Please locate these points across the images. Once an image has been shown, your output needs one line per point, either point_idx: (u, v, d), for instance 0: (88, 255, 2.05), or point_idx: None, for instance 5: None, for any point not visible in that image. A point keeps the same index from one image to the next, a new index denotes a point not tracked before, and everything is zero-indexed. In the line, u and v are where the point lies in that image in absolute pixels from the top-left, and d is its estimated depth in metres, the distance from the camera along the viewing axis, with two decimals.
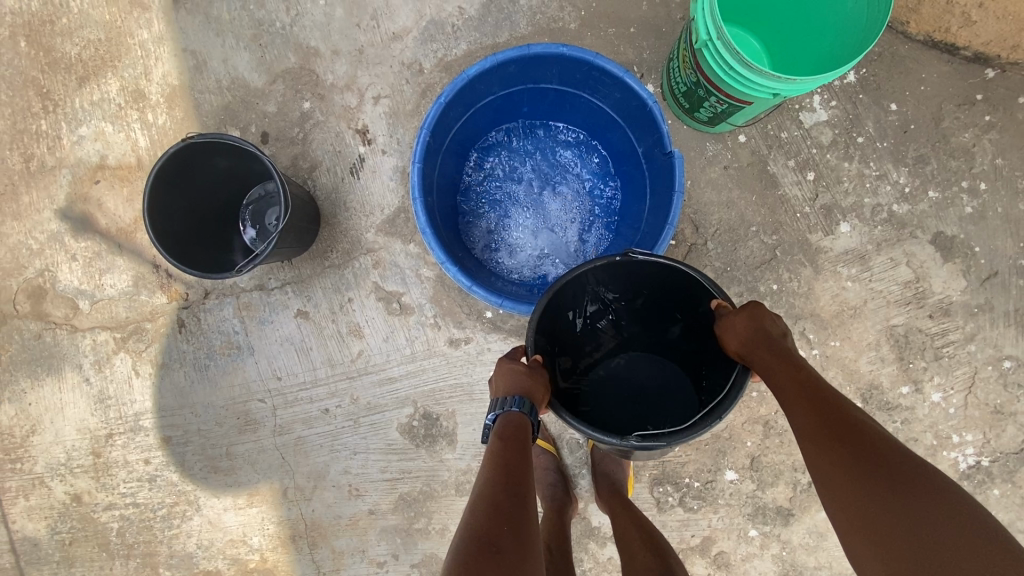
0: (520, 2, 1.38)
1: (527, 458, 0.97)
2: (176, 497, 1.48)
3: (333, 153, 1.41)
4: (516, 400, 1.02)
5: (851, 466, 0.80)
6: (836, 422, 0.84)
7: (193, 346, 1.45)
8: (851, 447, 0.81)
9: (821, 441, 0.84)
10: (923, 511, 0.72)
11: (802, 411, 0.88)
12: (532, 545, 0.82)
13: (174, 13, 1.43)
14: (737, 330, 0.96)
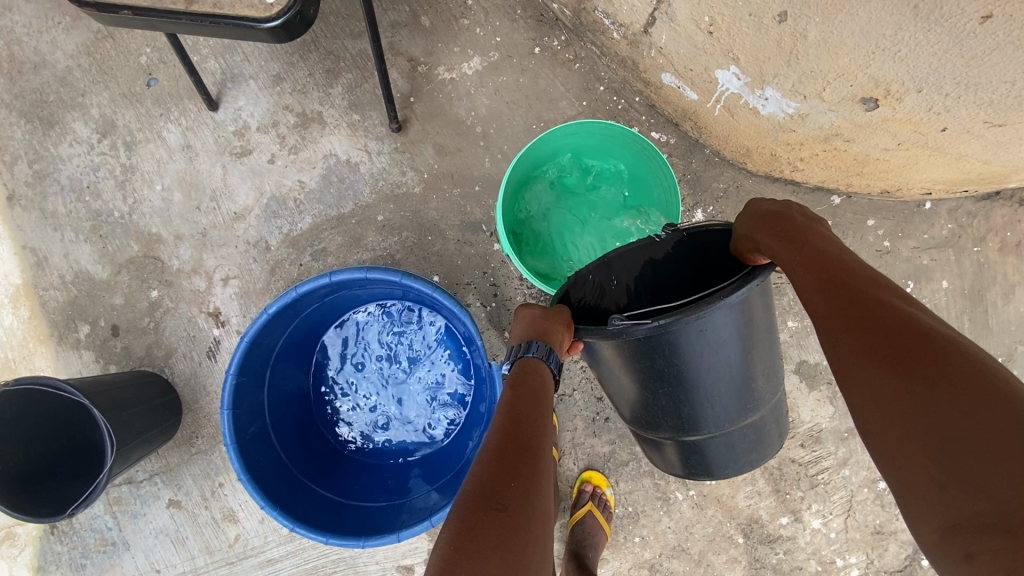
0: (361, 170, 1.35)
1: (543, 406, 0.86)
2: None
3: (187, 338, 1.38)
4: (533, 343, 0.93)
5: (854, 332, 0.66)
6: (842, 282, 0.72)
7: (68, 546, 1.41)
8: (857, 309, 0.68)
9: (827, 308, 0.71)
10: (932, 376, 0.57)
11: (807, 278, 0.76)
12: (541, 513, 0.69)
13: (9, 210, 1.39)
14: (749, 220, 0.87)
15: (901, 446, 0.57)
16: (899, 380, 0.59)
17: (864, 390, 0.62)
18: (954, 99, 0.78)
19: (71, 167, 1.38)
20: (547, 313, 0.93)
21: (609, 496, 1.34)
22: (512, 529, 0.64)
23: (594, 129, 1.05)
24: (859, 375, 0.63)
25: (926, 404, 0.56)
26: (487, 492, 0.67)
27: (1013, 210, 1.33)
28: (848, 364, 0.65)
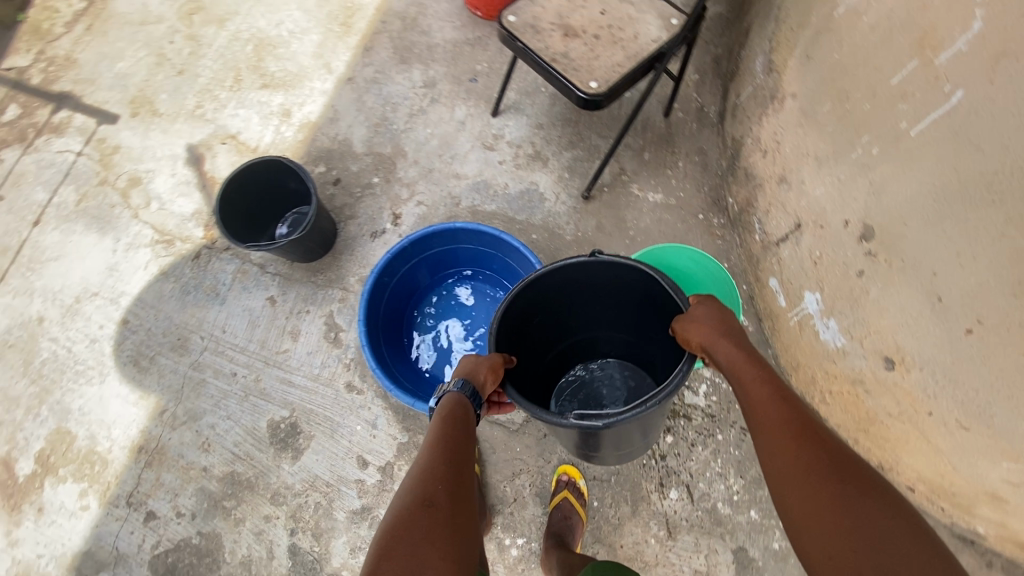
0: (545, 203, 1.86)
1: (467, 426, 1.05)
2: (95, 368, 1.80)
3: (370, 216, 1.90)
4: (460, 385, 1.07)
5: (807, 452, 0.81)
6: (782, 395, 0.89)
7: (193, 274, 1.87)
8: (797, 425, 0.84)
9: (772, 422, 0.86)
10: (863, 495, 0.75)
11: (751, 384, 0.91)
12: (463, 514, 0.91)
13: (342, 84, 2.07)
14: (692, 319, 1.01)
15: (849, 560, 0.71)
16: (847, 499, 0.75)
17: (803, 494, 0.78)
18: (942, 389, 1.11)
19: (393, 87, 2.05)
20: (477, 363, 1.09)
21: (583, 485, 1.58)
22: (443, 523, 0.88)
23: (708, 266, 1.52)
24: (800, 491, 0.78)
25: (855, 513, 0.74)
26: (423, 504, 0.89)
27: (980, 565, 1.48)
28: (783, 471, 0.81)
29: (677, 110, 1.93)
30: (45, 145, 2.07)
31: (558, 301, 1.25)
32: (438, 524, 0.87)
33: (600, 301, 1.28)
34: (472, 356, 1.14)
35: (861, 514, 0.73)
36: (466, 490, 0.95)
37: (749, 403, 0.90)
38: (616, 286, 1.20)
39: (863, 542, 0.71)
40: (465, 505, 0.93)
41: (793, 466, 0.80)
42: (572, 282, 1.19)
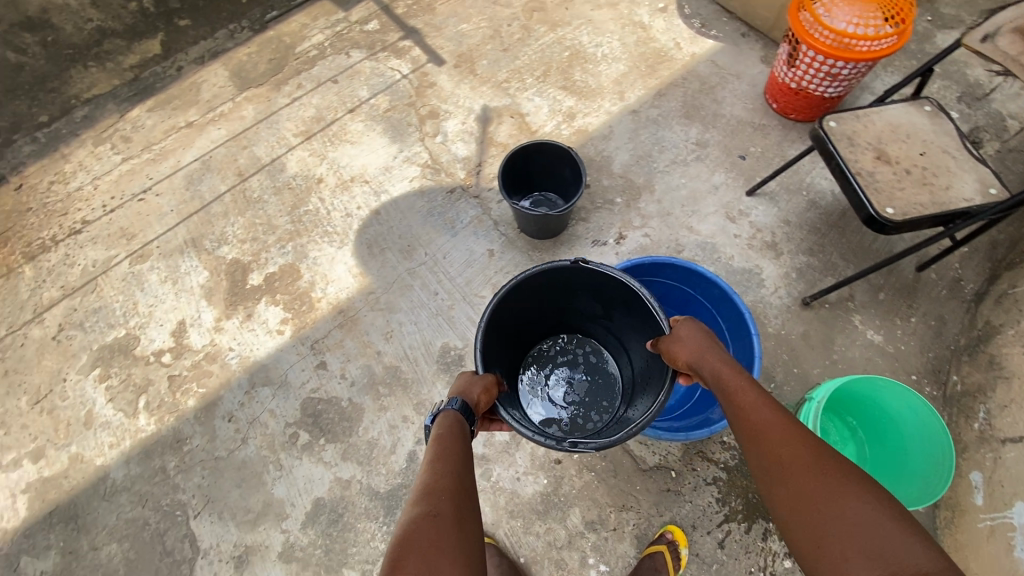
0: (762, 290, 1.91)
1: (462, 445, 1.19)
2: (340, 235, 2.16)
3: (601, 226, 2.06)
4: (454, 404, 1.29)
5: (784, 453, 0.97)
6: (768, 406, 1.07)
7: (442, 202, 2.19)
8: (779, 433, 1.01)
9: (757, 430, 1.03)
10: (836, 481, 0.89)
11: (742, 402, 1.10)
12: (466, 523, 0.99)
13: (628, 110, 2.28)
14: (682, 345, 1.26)
15: (826, 548, 0.83)
16: (821, 491, 0.89)
17: (779, 489, 0.94)
18: None
19: (669, 132, 2.22)
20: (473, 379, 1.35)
21: (684, 555, 1.55)
22: (450, 525, 0.96)
23: (927, 421, 1.39)
24: (782, 484, 0.94)
25: (823, 499, 0.88)
26: (425, 508, 0.98)
27: None
28: (770, 469, 0.98)
29: (931, 271, 1.90)
30: (384, 60, 2.51)
31: (559, 285, 1.53)
32: (448, 524, 0.96)
33: (589, 293, 1.57)
34: (466, 379, 1.38)
35: (827, 492, 0.88)
36: (470, 508, 1.04)
37: (737, 414, 1.09)
38: (611, 290, 1.46)
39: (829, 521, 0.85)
40: (469, 518, 1.01)
41: (775, 471, 0.97)
42: (558, 275, 1.46)
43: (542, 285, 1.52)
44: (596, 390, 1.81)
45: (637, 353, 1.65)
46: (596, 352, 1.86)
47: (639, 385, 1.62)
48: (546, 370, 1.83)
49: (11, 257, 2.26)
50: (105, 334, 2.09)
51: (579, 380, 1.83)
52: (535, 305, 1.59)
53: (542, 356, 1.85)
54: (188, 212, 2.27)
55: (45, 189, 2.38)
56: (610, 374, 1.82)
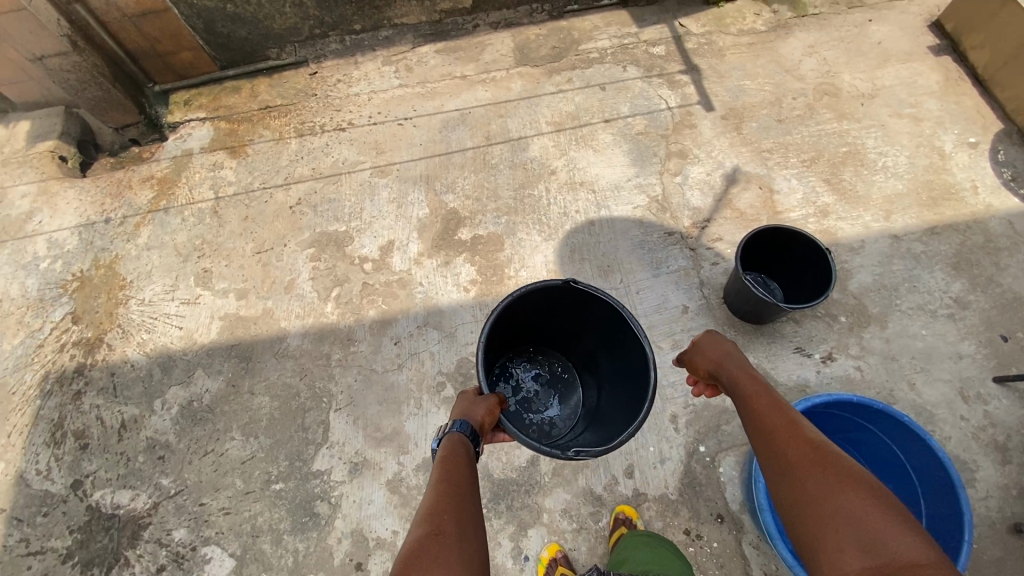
0: (969, 490, 1.66)
1: (465, 464, 1.38)
2: (551, 229, 2.23)
3: (810, 336, 1.92)
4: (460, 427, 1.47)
5: (788, 448, 1.12)
6: (775, 413, 1.23)
7: (657, 239, 2.16)
8: (787, 430, 1.17)
9: (764, 432, 1.21)
10: (830, 471, 1.03)
11: (760, 404, 1.28)
12: (468, 539, 1.16)
13: (888, 233, 2.09)
14: (708, 353, 1.52)
15: (821, 538, 0.97)
16: (818, 486, 1.02)
17: (784, 488, 1.08)
18: None
19: (926, 274, 2.00)
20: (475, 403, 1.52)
21: None
22: (448, 540, 1.14)
23: None
24: (786, 485, 1.08)
25: (818, 493, 1.02)
26: (431, 526, 1.16)
27: None
28: (776, 468, 1.13)
29: None
30: (656, 85, 2.53)
31: (547, 301, 1.74)
32: (448, 541, 1.13)
33: (582, 311, 1.78)
34: (469, 400, 1.58)
35: (821, 482, 1.03)
36: (471, 527, 1.21)
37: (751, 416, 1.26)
38: (593, 307, 1.69)
39: (824, 517, 0.98)
40: (469, 534, 1.19)
41: (780, 467, 1.12)
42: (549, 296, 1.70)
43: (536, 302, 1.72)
44: (564, 397, 2.06)
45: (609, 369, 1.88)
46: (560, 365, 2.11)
47: (609, 390, 1.87)
48: (512, 380, 2.04)
49: (285, 129, 2.61)
50: (328, 223, 2.35)
51: (546, 391, 2.07)
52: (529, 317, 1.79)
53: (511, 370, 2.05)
54: (433, 151, 2.47)
55: (332, 84, 2.72)
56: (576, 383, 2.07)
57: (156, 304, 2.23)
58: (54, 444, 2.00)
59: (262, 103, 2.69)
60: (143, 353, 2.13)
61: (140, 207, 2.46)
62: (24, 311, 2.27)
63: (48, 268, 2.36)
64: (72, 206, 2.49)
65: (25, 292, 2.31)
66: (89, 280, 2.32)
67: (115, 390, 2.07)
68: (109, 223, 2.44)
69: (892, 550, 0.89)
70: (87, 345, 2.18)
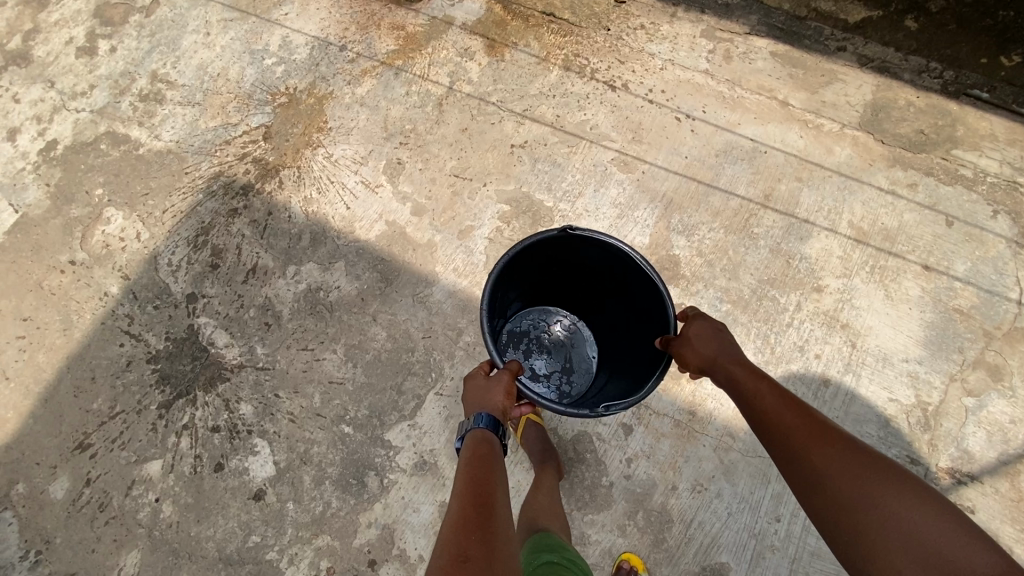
0: None
1: (488, 467, 1.30)
2: (772, 354, 1.74)
3: None
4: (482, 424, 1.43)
5: (809, 449, 1.10)
6: (788, 411, 1.20)
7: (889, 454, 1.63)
8: (809, 430, 1.14)
9: (783, 436, 1.16)
10: (871, 474, 1.01)
11: (769, 407, 1.23)
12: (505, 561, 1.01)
13: None
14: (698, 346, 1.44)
15: (881, 556, 0.92)
16: (860, 495, 0.99)
17: (817, 495, 1.04)
18: None
19: None
20: (491, 386, 1.48)
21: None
22: (484, 563, 0.97)
23: None
24: (827, 489, 1.03)
25: (860, 498, 0.99)
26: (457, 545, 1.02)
27: None
28: (807, 470, 1.09)
29: None
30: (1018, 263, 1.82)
31: (549, 254, 1.71)
32: (477, 564, 0.97)
33: (580, 259, 1.74)
34: (479, 385, 1.57)
35: (868, 490, 0.99)
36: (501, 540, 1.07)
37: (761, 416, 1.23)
38: (599, 254, 1.68)
39: (875, 527, 0.95)
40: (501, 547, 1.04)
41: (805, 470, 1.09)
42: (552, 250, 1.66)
43: (542, 253, 1.69)
44: (570, 351, 2.06)
45: (613, 316, 1.90)
46: (556, 320, 2.10)
47: (619, 335, 1.89)
48: (518, 344, 2.03)
49: (555, 51, 2.19)
50: (539, 187, 2.00)
51: (552, 349, 2.06)
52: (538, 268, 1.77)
53: (517, 335, 2.04)
54: (695, 174, 1.97)
55: (632, 25, 2.20)
56: (576, 333, 2.08)
57: (339, 167, 2.06)
58: (193, 246, 1.98)
59: (547, 5, 2.25)
60: (303, 210, 2.00)
61: (377, 53, 2.23)
62: (232, 99, 2.19)
63: (269, 67, 2.24)
64: (320, 15, 2.31)
65: (240, 80, 2.22)
66: (296, 102, 2.18)
67: (263, 231, 1.98)
68: (341, 54, 2.24)
69: (948, 552, 0.88)
70: (263, 168, 2.07)
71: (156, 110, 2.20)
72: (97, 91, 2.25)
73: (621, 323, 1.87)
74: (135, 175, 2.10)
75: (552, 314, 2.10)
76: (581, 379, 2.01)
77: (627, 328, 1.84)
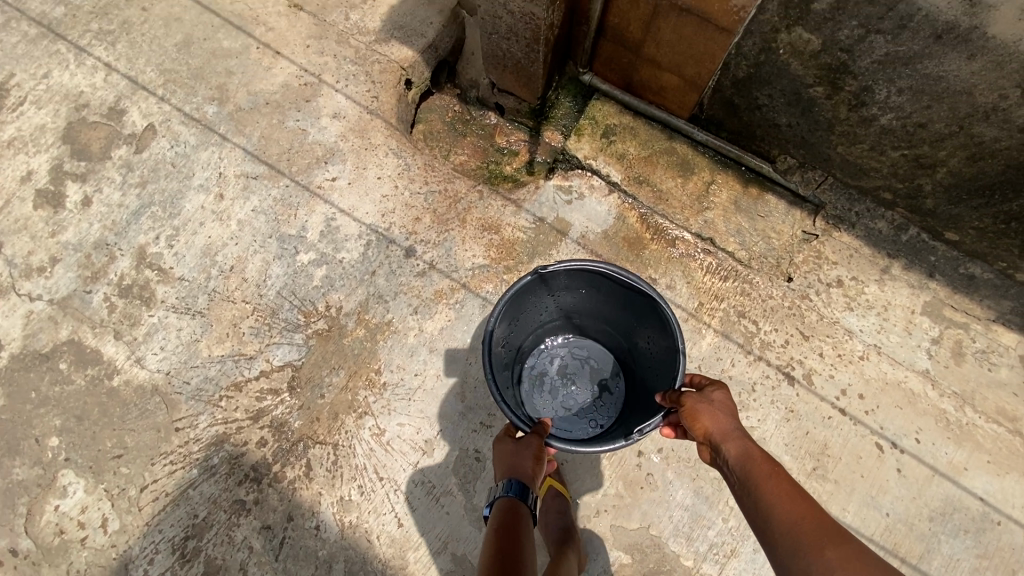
0: None
1: (518, 544, 1.07)
2: None
3: None
4: (512, 489, 1.16)
5: (823, 564, 0.78)
6: (801, 511, 0.87)
7: None
8: (826, 539, 0.82)
9: (794, 543, 0.83)
10: None
11: (774, 494, 0.90)
12: None
13: None
14: (703, 407, 1.07)
15: None
16: None
17: None
18: None
19: None
20: (523, 449, 1.19)
21: None
22: None
23: None
24: None
25: None
26: None
27: None
28: None
29: None
30: None
31: (524, 299, 1.39)
32: None
33: (562, 283, 1.41)
34: (499, 445, 1.26)
35: None
36: None
37: (771, 507, 0.89)
38: (580, 276, 1.38)
39: None
40: None
41: None
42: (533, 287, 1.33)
43: (523, 297, 1.38)
44: (587, 372, 1.61)
45: (615, 324, 1.52)
46: (559, 351, 1.64)
47: (631, 344, 1.51)
48: (542, 391, 1.59)
49: (709, 302, 1.55)
50: (676, 530, 1.40)
51: (577, 378, 1.60)
52: (524, 311, 1.44)
53: (536, 377, 1.60)
54: (898, 546, 1.40)
55: (825, 279, 1.56)
56: (584, 353, 1.63)
57: (392, 454, 1.45)
58: (178, 557, 1.40)
59: (705, 226, 1.60)
60: (338, 520, 1.41)
61: (459, 268, 1.59)
62: (248, 312, 1.56)
63: (303, 266, 1.59)
64: (382, 190, 1.64)
65: (261, 282, 1.58)
66: (339, 331, 1.54)
67: (279, 549, 1.40)
68: (408, 260, 1.60)
69: None
70: (284, 439, 1.47)
71: (140, 316, 1.56)
72: (60, 270, 1.60)
73: (624, 328, 1.51)
74: (105, 420, 1.49)
75: (550, 345, 1.64)
76: (617, 398, 1.56)
77: (629, 328, 1.49)
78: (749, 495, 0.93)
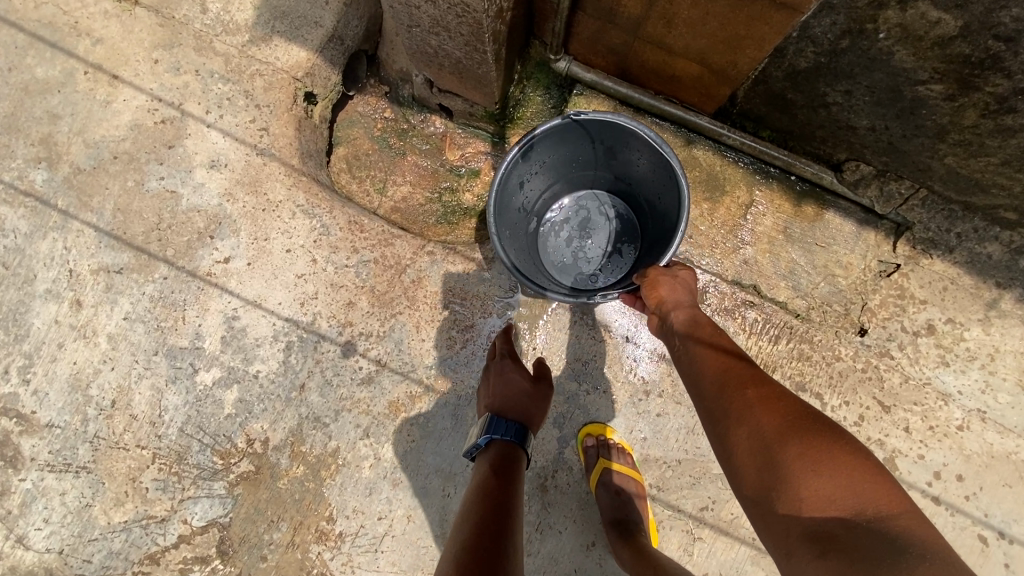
0: None
1: (509, 487, 0.92)
2: None
3: None
4: (510, 434, 1.01)
5: (743, 392, 0.79)
6: (733, 360, 0.85)
7: None
8: (751, 377, 0.81)
9: (722, 377, 0.83)
10: (815, 437, 0.70)
11: (708, 343, 0.88)
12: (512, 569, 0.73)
13: None
14: (662, 277, 0.99)
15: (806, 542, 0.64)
16: (797, 459, 0.69)
17: (742, 455, 0.74)
18: None
19: None
20: (513, 381, 1.06)
21: None
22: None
23: None
24: (751, 452, 0.73)
25: (795, 468, 0.68)
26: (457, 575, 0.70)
27: None
28: (734, 425, 0.77)
29: None
30: None
31: (548, 145, 1.09)
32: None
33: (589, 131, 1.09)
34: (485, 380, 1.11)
35: (807, 452, 0.69)
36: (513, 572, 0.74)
37: (703, 362, 0.86)
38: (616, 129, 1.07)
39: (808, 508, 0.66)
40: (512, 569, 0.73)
41: (733, 415, 0.77)
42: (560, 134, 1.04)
43: (541, 138, 1.09)
44: (611, 233, 1.25)
45: (638, 186, 1.18)
46: (585, 203, 1.27)
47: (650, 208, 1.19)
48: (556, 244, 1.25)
49: None
50: None
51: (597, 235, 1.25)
52: (542, 159, 1.13)
53: (552, 227, 1.25)
54: None
55: (910, 326, 1.14)
56: (612, 210, 1.26)
57: None
58: None
59: (744, 269, 1.16)
60: None
61: (416, 365, 1.18)
62: (148, 461, 1.17)
63: (207, 390, 1.18)
64: (296, 269, 1.19)
65: (156, 417, 1.18)
66: (270, 472, 1.17)
67: None
68: (346, 364, 1.18)
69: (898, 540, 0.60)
70: None
71: (8, 482, 1.18)
72: None
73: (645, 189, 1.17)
74: None
75: (576, 194, 1.26)
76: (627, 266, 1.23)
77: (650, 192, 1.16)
78: (682, 354, 0.91)
